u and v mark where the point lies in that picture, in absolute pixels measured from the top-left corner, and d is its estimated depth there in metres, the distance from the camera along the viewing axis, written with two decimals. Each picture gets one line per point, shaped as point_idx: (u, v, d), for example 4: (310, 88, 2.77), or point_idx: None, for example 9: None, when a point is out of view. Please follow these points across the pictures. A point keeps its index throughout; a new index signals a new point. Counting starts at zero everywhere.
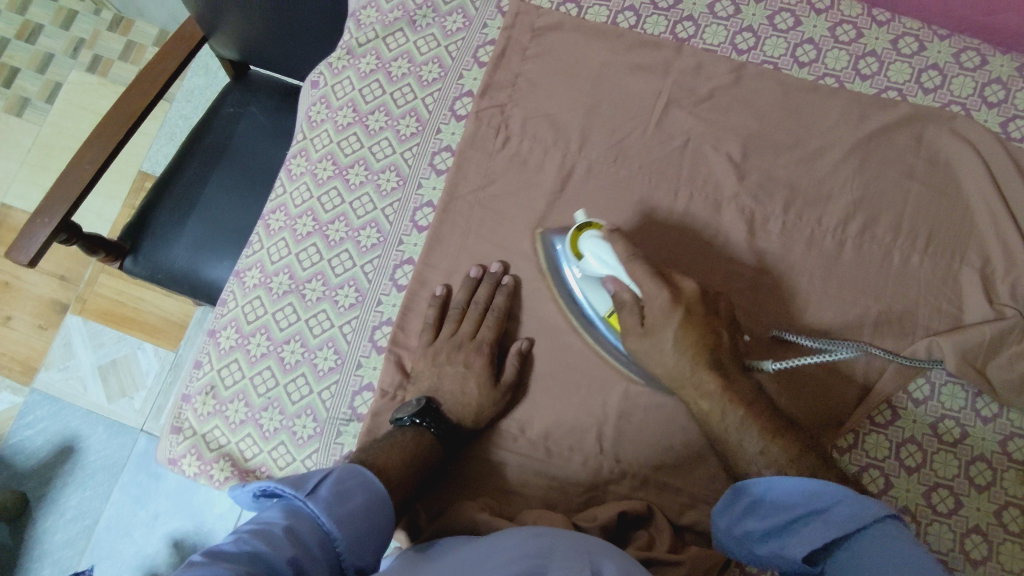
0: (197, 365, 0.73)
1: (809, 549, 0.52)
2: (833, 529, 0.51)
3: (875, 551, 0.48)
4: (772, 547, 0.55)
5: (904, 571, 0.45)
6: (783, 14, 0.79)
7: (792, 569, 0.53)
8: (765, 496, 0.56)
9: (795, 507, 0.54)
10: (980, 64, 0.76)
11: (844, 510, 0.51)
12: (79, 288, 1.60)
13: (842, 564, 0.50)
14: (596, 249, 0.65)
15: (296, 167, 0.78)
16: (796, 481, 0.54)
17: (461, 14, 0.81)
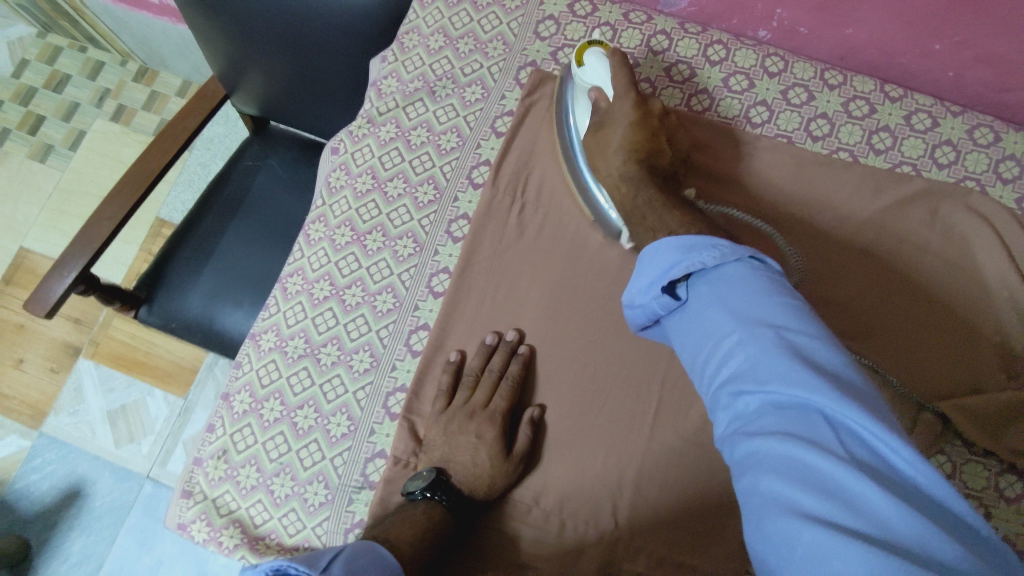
0: (210, 428, 0.73)
1: (687, 272, 0.51)
2: (705, 281, 0.50)
3: (746, 287, 0.48)
4: (650, 295, 0.53)
5: (784, 337, 0.43)
6: (797, 88, 0.80)
7: (662, 304, 0.53)
8: (642, 271, 0.55)
9: (669, 270, 0.52)
10: (994, 141, 0.77)
11: (718, 264, 0.50)
12: (92, 332, 1.61)
13: (710, 297, 0.49)
14: (596, 58, 0.73)
15: (315, 232, 0.79)
16: (672, 239, 0.53)
17: (480, 85, 0.83)
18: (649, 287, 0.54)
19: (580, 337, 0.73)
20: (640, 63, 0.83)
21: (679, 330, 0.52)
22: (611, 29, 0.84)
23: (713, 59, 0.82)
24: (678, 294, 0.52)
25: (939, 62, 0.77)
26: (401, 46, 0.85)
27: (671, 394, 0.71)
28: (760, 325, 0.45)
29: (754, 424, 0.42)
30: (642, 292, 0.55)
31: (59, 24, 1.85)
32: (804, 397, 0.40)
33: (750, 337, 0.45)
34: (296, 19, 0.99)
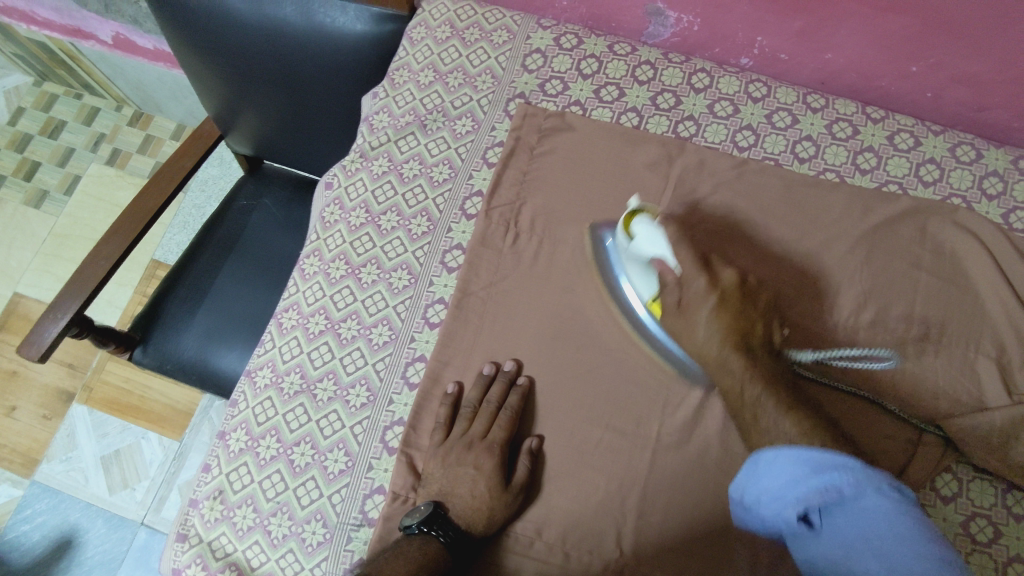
0: (206, 468, 0.72)
1: (816, 501, 0.52)
2: (842, 511, 0.51)
3: (884, 528, 0.48)
4: (786, 510, 0.54)
5: (908, 547, 0.47)
6: (781, 112, 0.82)
7: (791, 526, 0.54)
8: (762, 479, 0.56)
9: (798, 490, 0.53)
10: (976, 158, 0.78)
11: (849, 485, 0.51)
12: (85, 376, 1.59)
13: (845, 537, 0.50)
14: (648, 229, 0.69)
15: (310, 267, 0.79)
16: (798, 452, 0.55)
17: (471, 118, 0.85)
18: (770, 503, 0.55)
19: (578, 364, 0.73)
20: (627, 93, 0.84)
21: (803, 556, 0.52)
22: (597, 61, 0.86)
23: (698, 86, 0.84)
24: (812, 523, 0.53)
25: (917, 83, 0.79)
26: (392, 83, 0.87)
27: (672, 420, 0.70)
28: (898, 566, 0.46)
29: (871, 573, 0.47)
30: (759, 496, 0.56)
31: (56, 73, 1.88)
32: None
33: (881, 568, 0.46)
34: (288, 59, 1.00)
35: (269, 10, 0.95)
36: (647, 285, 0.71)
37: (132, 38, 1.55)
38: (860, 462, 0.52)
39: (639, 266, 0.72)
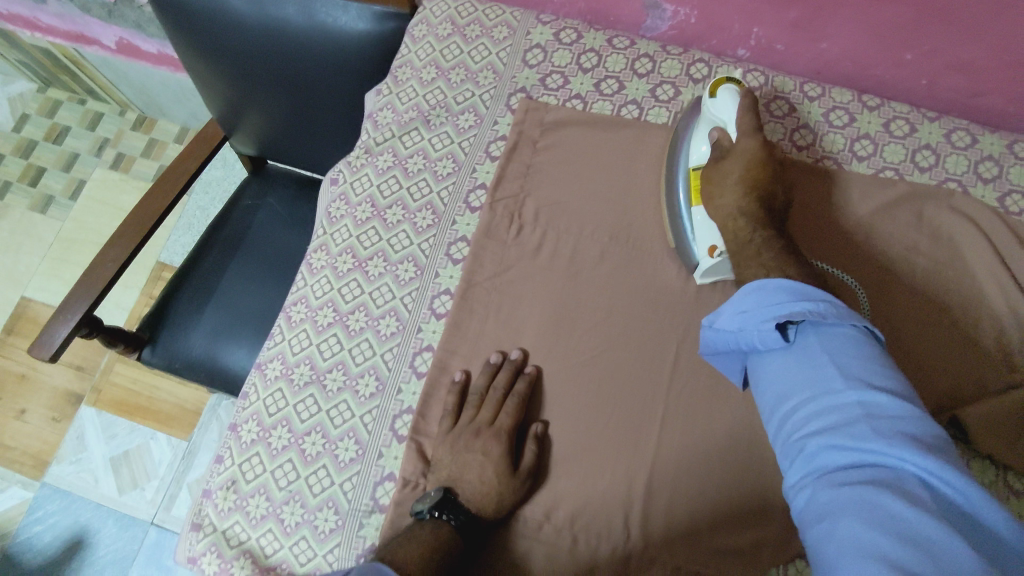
0: (219, 459, 0.73)
1: (796, 320, 0.57)
2: (814, 329, 0.57)
3: (850, 342, 0.55)
4: (765, 325, 0.59)
5: (870, 395, 0.51)
6: (779, 101, 0.83)
7: (764, 341, 0.59)
8: (745, 314, 0.61)
9: (781, 308, 0.58)
10: (971, 143, 0.79)
11: (828, 309, 0.57)
12: (94, 378, 1.61)
13: (814, 344, 0.56)
14: (728, 98, 0.72)
15: (317, 261, 0.81)
16: (785, 283, 0.60)
17: (473, 112, 0.86)
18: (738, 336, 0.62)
19: (582, 350, 0.74)
20: (626, 85, 0.85)
21: (762, 366, 0.61)
22: (596, 54, 0.87)
23: (696, 77, 0.85)
24: (787, 337, 0.58)
25: (912, 71, 0.80)
26: (395, 80, 0.89)
27: (677, 402, 0.72)
28: (851, 377, 0.53)
29: (841, 470, 0.48)
30: (736, 321, 0.62)
31: (59, 79, 1.90)
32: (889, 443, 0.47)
33: (846, 380, 0.52)
34: (292, 59, 1.02)
35: (271, 11, 0.96)
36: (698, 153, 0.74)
37: (135, 42, 1.57)
38: (828, 297, 0.58)
39: (704, 125, 0.74)
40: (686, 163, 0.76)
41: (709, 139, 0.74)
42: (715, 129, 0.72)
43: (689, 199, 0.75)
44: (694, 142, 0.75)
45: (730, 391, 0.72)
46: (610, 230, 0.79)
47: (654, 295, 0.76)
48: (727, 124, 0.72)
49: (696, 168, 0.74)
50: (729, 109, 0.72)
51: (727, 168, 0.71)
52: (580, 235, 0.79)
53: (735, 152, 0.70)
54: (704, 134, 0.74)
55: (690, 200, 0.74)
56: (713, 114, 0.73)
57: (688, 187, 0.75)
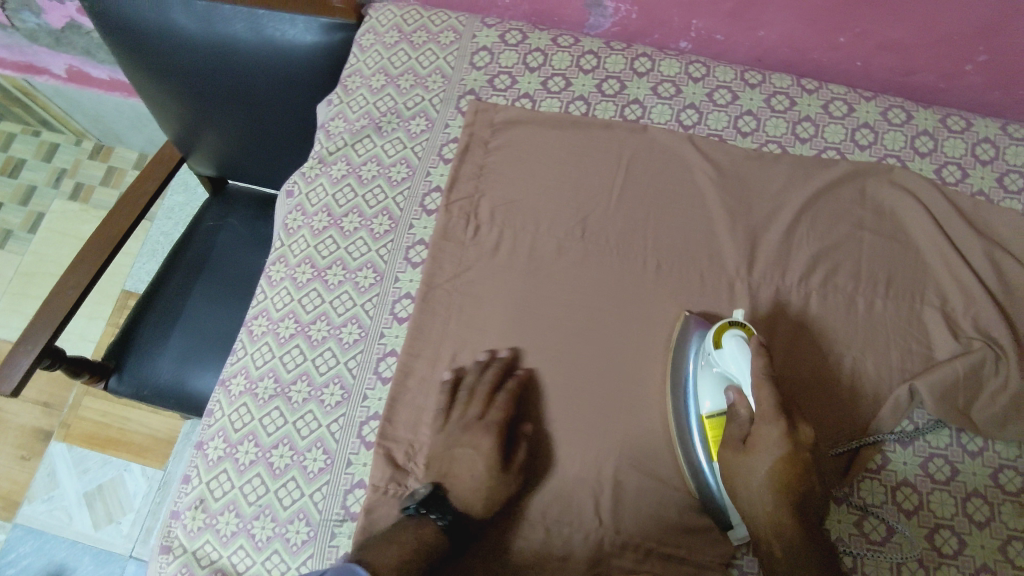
0: (186, 479, 0.72)
1: None
2: None
3: None
4: None
5: None
6: (721, 90, 0.85)
7: None
8: None
9: None
10: (906, 119, 0.82)
11: None
12: (62, 413, 1.58)
13: None
14: (736, 350, 0.66)
15: (276, 273, 0.81)
16: None
17: (424, 117, 0.87)
18: None
19: (544, 344, 0.75)
20: (573, 82, 0.87)
21: None
22: (542, 54, 0.88)
23: (640, 71, 0.87)
24: None
25: (846, 53, 0.82)
26: (345, 90, 0.89)
27: (640, 388, 0.73)
28: None
29: None
30: None
31: (11, 112, 1.86)
32: None
33: None
34: (244, 76, 1.02)
35: (219, 28, 0.96)
36: (711, 399, 0.68)
37: (86, 70, 1.55)
38: None
39: (712, 380, 0.68)
40: (695, 408, 0.69)
41: (720, 396, 0.68)
42: (731, 387, 0.67)
43: (707, 451, 0.67)
44: (699, 393, 0.69)
45: None
46: (566, 225, 0.80)
47: (612, 285, 0.77)
48: (740, 382, 0.66)
49: (710, 417, 0.68)
50: (741, 360, 0.65)
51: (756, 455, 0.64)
52: (537, 231, 0.79)
53: (758, 441, 0.64)
54: (711, 388, 0.68)
55: (709, 452, 0.67)
56: (720, 362, 0.67)
57: (706, 442, 0.67)
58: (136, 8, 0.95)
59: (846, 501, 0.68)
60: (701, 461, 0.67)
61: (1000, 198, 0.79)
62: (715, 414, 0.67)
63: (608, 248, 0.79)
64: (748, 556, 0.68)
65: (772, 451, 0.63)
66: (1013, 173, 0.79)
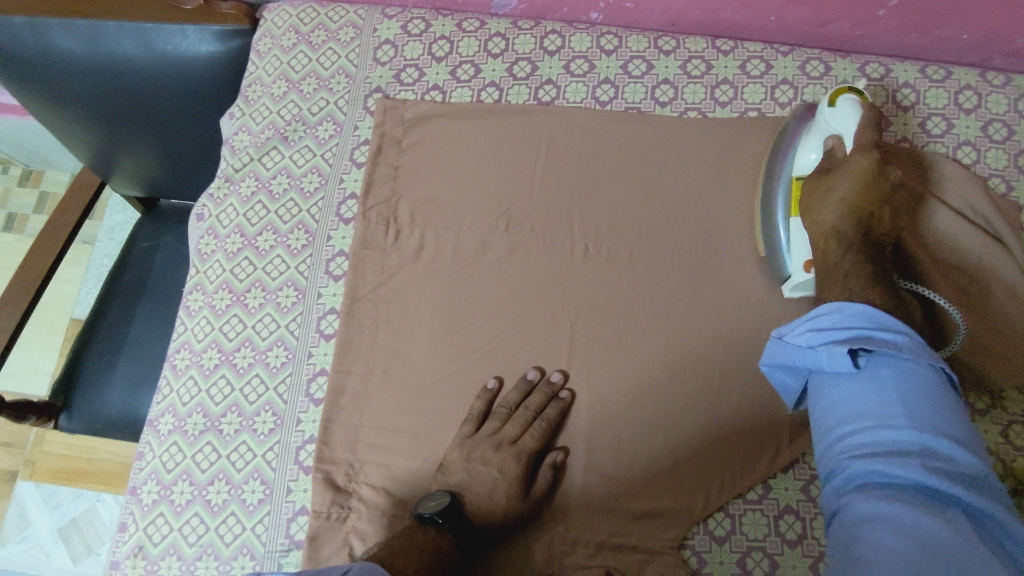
0: (122, 528, 0.70)
1: (870, 347, 0.54)
2: (889, 361, 0.54)
3: (920, 389, 0.52)
4: (829, 349, 0.55)
5: (924, 458, 0.48)
6: (635, 61, 0.83)
7: (833, 364, 0.55)
8: (839, 320, 0.58)
9: (840, 335, 0.56)
10: (825, 71, 0.81)
11: (908, 347, 0.54)
12: (25, 451, 1.53)
13: (885, 375, 0.53)
14: (851, 108, 0.67)
15: (194, 302, 0.77)
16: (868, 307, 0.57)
17: (332, 121, 0.83)
18: (814, 349, 0.57)
19: (478, 344, 0.73)
20: (483, 68, 0.84)
21: (832, 387, 0.56)
22: (448, 41, 0.85)
23: (551, 49, 0.83)
24: (855, 362, 0.55)
25: (757, 10, 0.80)
26: (246, 100, 0.85)
27: (579, 379, 0.71)
28: (914, 429, 0.50)
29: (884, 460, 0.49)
30: (812, 339, 0.58)
31: None
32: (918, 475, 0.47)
33: (907, 428, 0.50)
34: (144, 93, 0.96)
35: (107, 48, 0.90)
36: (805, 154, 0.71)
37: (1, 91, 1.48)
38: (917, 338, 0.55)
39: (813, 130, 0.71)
40: (789, 169, 0.73)
41: (821, 147, 0.69)
42: (829, 137, 0.68)
43: (787, 212, 0.72)
44: (796, 148, 0.73)
45: (629, 359, 0.72)
46: (488, 217, 0.77)
47: (542, 276, 0.75)
48: (841, 134, 0.68)
49: (798, 178, 0.71)
50: (848, 117, 0.67)
51: (834, 181, 0.67)
52: (462, 227, 0.77)
53: (840, 165, 0.67)
54: (814, 142, 0.70)
55: (788, 210, 0.72)
56: (829, 121, 0.68)
57: (787, 200, 0.72)
58: (14, 30, 0.88)
59: (792, 468, 0.69)
60: (778, 221, 0.73)
61: (923, 143, 0.78)
62: (802, 175, 0.71)
63: (538, 234, 0.76)
64: (701, 534, 0.67)
65: (855, 176, 0.66)
66: (934, 117, 0.79)
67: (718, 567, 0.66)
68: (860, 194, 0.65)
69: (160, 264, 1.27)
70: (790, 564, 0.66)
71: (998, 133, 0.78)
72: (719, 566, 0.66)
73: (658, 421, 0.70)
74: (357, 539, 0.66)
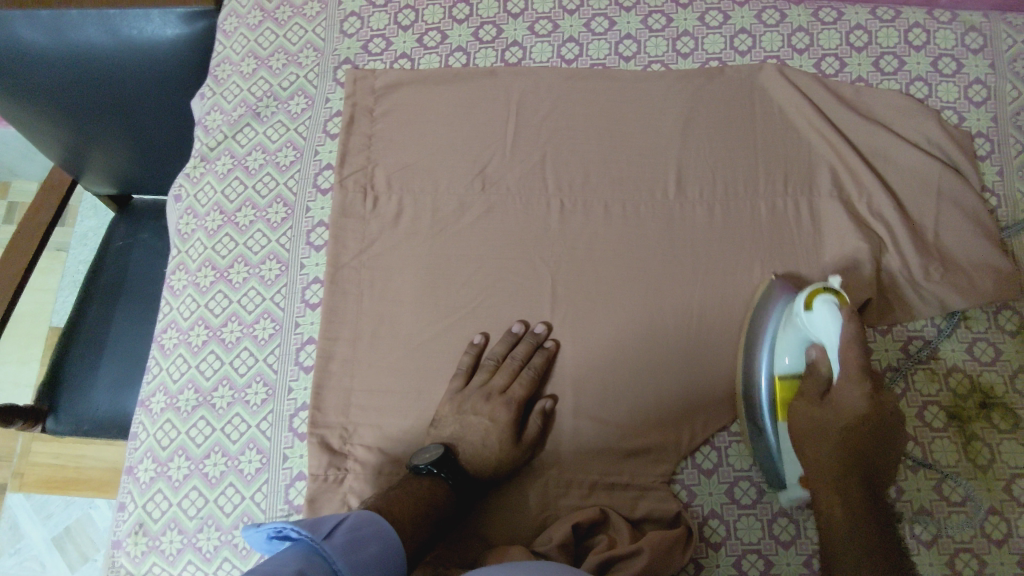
0: (121, 507, 0.71)
1: None
2: None
3: None
4: None
5: None
6: (598, 18, 0.85)
7: None
8: None
9: None
10: (781, 19, 0.83)
11: None
12: (12, 463, 1.48)
13: None
14: (828, 314, 0.61)
15: (177, 282, 0.77)
16: None
17: (303, 95, 0.83)
18: None
19: (461, 302, 0.74)
20: (448, 34, 0.85)
21: None
22: (413, 10, 0.86)
23: (514, 12, 0.85)
24: None
25: None
26: (216, 80, 0.85)
27: (564, 329, 0.73)
28: None
29: None
30: None
31: None
32: None
33: None
34: (110, 85, 0.96)
35: (71, 38, 0.90)
36: (790, 359, 0.66)
37: None
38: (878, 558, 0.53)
39: (795, 339, 0.65)
40: (770, 365, 0.67)
41: (801, 353, 0.65)
42: (813, 345, 0.64)
43: (774, 416, 0.66)
44: (777, 350, 0.67)
45: (611, 306, 0.73)
46: (463, 178, 0.78)
47: (521, 232, 0.76)
48: (826, 353, 0.62)
49: (784, 378, 0.66)
50: (831, 327, 0.60)
51: (829, 421, 0.62)
52: (438, 190, 0.78)
53: (837, 401, 0.62)
54: (791, 344, 0.66)
55: (776, 415, 0.66)
56: (807, 327, 0.63)
57: (773, 403, 0.66)
58: None
59: None
60: (764, 415, 0.67)
61: (878, 82, 0.81)
62: (789, 376, 0.66)
63: (514, 193, 0.78)
64: (689, 468, 0.69)
65: (849, 410, 0.61)
66: (887, 55, 0.81)
67: (707, 499, 0.68)
68: (862, 430, 0.61)
69: (137, 260, 1.26)
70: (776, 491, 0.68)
71: (948, 67, 0.81)
72: (709, 498, 0.68)
73: (643, 363, 0.71)
74: (356, 498, 0.68)
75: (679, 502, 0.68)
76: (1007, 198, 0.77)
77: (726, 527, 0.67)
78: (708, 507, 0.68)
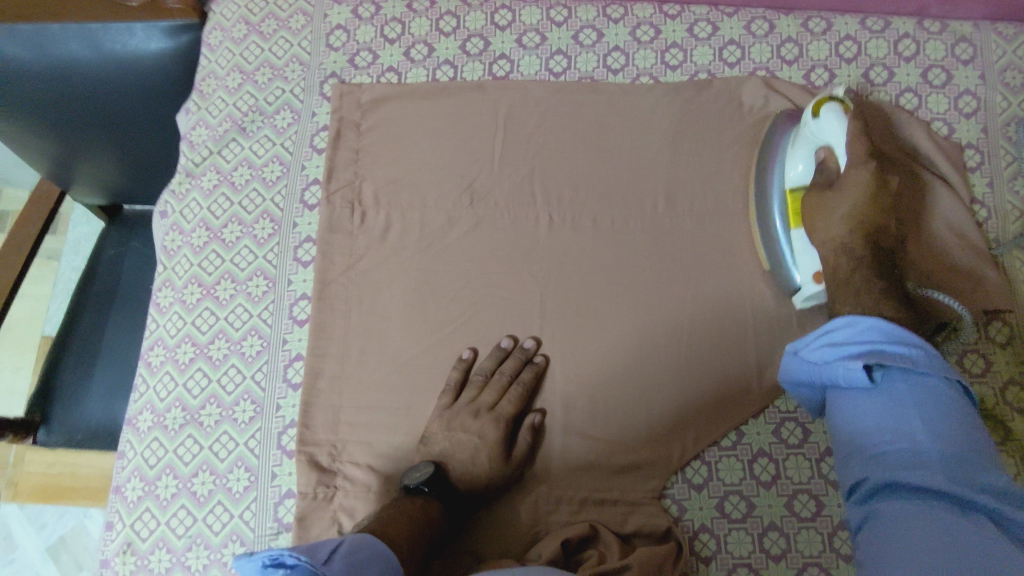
0: (109, 526, 0.70)
1: (885, 363, 0.59)
2: (904, 377, 0.58)
3: (939, 402, 0.57)
4: (852, 370, 0.59)
5: (938, 458, 0.53)
6: (586, 30, 0.85)
7: (848, 378, 0.60)
8: (853, 335, 0.61)
9: (854, 350, 0.60)
10: (769, 30, 0.83)
11: (917, 367, 0.58)
12: (6, 472, 1.45)
13: (905, 395, 0.57)
14: (836, 116, 0.69)
15: (164, 299, 0.77)
16: (879, 322, 0.61)
17: (289, 109, 0.83)
18: (823, 362, 0.61)
19: (450, 317, 0.74)
20: (436, 47, 0.85)
21: (847, 405, 0.60)
22: (401, 23, 0.86)
23: (502, 24, 0.85)
24: (871, 375, 0.59)
25: None
26: (201, 95, 0.84)
27: (552, 344, 0.73)
28: (936, 442, 0.54)
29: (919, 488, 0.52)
30: (829, 353, 0.61)
31: None
32: (970, 494, 0.50)
33: (930, 439, 0.54)
34: (95, 96, 0.95)
35: (55, 51, 0.88)
36: (802, 174, 0.72)
37: None
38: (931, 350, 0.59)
39: (806, 147, 0.72)
40: (781, 181, 0.75)
41: (811, 158, 0.72)
42: (821, 149, 0.71)
43: (786, 224, 0.73)
44: (789, 160, 0.74)
45: (599, 319, 0.73)
46: (451, 193, 0.78)
47: (510, 246, 0.76)
48: (835, 146, 0.69)
49: (793, 188, 0.73)
50: (838, 128, 0.69)
51: (833, 202, 0.69)
52: (427, 204, 0.78)
53: (843, 183, 0.69)
54: (802, 153, 0.72)
55: (787, 222, 0.73)
56: (817, 134, 0.71)
57: (786, 212, 0.73)
58: None
59: (764, 412, 0.71)
60: (778, 233, 0.74)
61: (867, 93, 0.81)
62: (798, 188, 0.73)
63: (504, 206, 0.78)
64: (679, 482, 0.70)
65: (854, 192, 0.68)
66: (876, 66, 0.81)
67: (697, 513, 0.69)
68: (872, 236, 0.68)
69: (128, 269, 1.25)
70: (766, 504, 0.68)
71: (936, 78, 0.81)
72: (699, 512, 0.69)
73: (630, 379, 0.71)
74: (345, 516, 0.68)
75: (668, 517, 0.68)
76: (995, 209, 0.77)
77: (716, 541, 0.68)
78: (697, 521, 0.68)
